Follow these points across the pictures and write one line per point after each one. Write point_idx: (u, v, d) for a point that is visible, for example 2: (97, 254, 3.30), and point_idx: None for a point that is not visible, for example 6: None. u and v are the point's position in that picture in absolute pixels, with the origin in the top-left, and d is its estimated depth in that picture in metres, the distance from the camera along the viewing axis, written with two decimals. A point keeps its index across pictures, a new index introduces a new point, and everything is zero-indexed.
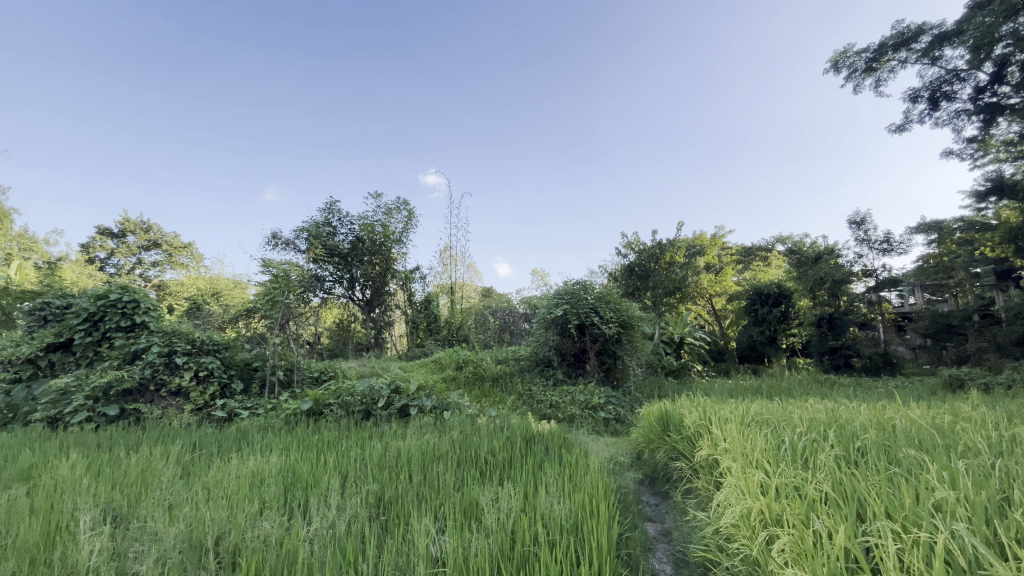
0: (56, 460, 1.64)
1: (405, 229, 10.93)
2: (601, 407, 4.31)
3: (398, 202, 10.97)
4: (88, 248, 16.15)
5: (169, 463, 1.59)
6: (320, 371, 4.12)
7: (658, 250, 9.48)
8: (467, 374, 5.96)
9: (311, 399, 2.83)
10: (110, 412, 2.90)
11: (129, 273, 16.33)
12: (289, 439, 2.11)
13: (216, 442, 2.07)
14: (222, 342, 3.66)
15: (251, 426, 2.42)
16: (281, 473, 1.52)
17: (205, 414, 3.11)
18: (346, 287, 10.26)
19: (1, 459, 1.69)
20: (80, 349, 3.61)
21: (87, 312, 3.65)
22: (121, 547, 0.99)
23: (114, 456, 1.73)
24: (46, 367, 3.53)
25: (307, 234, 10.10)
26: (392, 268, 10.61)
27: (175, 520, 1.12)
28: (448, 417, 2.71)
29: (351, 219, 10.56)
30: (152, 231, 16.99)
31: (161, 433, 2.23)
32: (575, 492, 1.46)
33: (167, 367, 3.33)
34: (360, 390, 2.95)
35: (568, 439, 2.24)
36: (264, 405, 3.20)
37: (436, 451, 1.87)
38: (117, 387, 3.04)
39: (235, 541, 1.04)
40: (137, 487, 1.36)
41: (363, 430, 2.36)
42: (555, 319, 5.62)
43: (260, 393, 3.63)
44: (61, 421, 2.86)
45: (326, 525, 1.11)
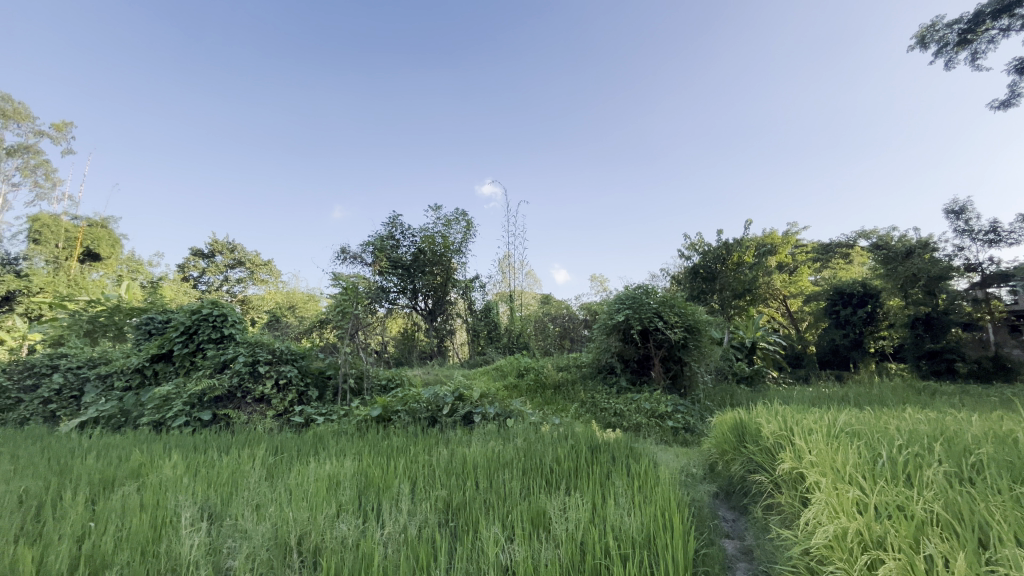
0: (161, 460, 1.81)
1: (464, 239, 11.20)
2: (668, 416, 4.14)
3: (457, 212, 11.27)
4: (184, 268, 17.84)
5: (256, 466, 1.71)
6: (388, 378, 4.28)
7: (724, 250, 9.06)
8: (529, 382, 5.97)
9: (381, 405, 2.94)
10: (204, 417, 3.17)
11: (218, 290, 17.88)
12: (361, 445, 2.21)
13: (296, 446, 2.20)
14: (299, 351, 3.91)
15: (326, 432, 2.56)
16: (356, 477, 1.59)
17: (285, 420, 3.33)
18: (409, 298, 10.67)
19: (116, 458, 1.90)
20: (178, 359, 3.98)
21: (183, 325, 4.03)
22: (216, 542, 1.07)
23: (209, 458, 1.89)
24: (151, 375, 3.93)
25: (372, 247, 10.63)
26: (452, 277, 10.88)
27: (262, 519, 1.19)
28: (510, 424, 2.71)
29: (413, 232, 11.00)
30: (237, 250, 18.50)
31: (248, 438, 2.40)
32: (645, 504, 1.40)
33: (251, 375, 3.59)
34: (426, 397, 3.03)
35: (635, 449, 2.16)
36: (337, 412, 3.37)
37: (501, 458, 1.88)
38: (209, 394, 3.33)
39: (316, 541, 1.09)
40: (229, 486, 1.47)
41: (430, 436, 2.43)
42: (617, 324, 5.51)
43: (333, 400, 3.83)
44: (164, 424, 3.17)
45: (398, 529, 1.14)
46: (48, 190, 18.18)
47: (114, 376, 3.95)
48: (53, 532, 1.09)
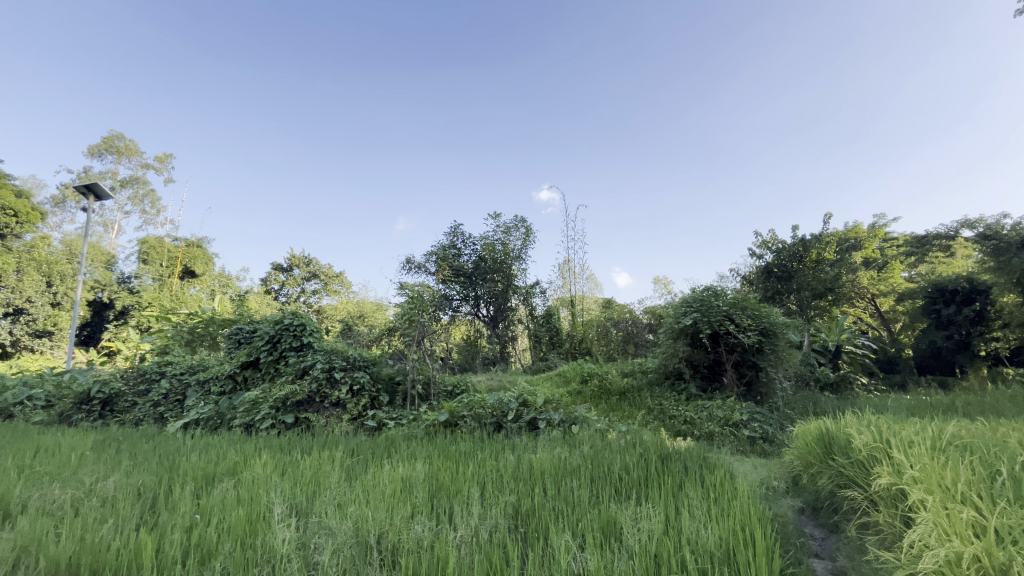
0: (252, 459, 1.97)
1: (523, 246, 11.31)
2: (744, 424, 3.91)
3: (516, 219, 11.42)
4: (267, 281, 19.36)
5: (336, 466, 1.82)
6: (453, 384, 4.39)
7: (801, 248, 8.48)
8: (593, 388, 5.88)
9: (448, 410, 3.03)
10: (288, 419, 3.41)
11: (297, 301, 19.21)
12: (431, 449, 2.27)
13: (370, 448, 2.31)
14: (370, 358, 4.11)
15: (397, 435, 2.67)
16: (427, 479, 1.65)
17: (359, 423, 3.51)
18: (471, 305, 10.95)
19: (214, 456, 2.08)
20: (264, 366, 4.32)
21: (268, 335, 4.37)
22: (305, 536, 1.15)
23: (293, 458, 2.02)
24: (241, 381, 4.29)
25: (436, 257, 11.05)
26: (513, 284, 11.02)
27: (345, 516, 1.26)
28: (575, 431, 2.68)
29: (474, 240, 11.30)
30: (312, 264, 19.82)
31: (327, 440, 2.55)
32: (723, 517, 1.34)
33: (328, 380, 3.82)
34: (491, 403, 3.07)
35: (709, 459, 2.06)
36: (407, 416, 3.50)
37: (569, 465, 1.86)
38: (292, 398, 3.58)
39: (393, 541, 1.13)
40: (313, 485, 1.57)
41: (496, 441, 2.46)
42: (684, 328, 5.31)
43: (403, 405, 3.99)
44: (253, 426, 3.44)
45: (471, 533, 1.16)
46: (154, 216, 20.50)
47: (211, 382, 4.35)
48: (167, 521, 1.21)
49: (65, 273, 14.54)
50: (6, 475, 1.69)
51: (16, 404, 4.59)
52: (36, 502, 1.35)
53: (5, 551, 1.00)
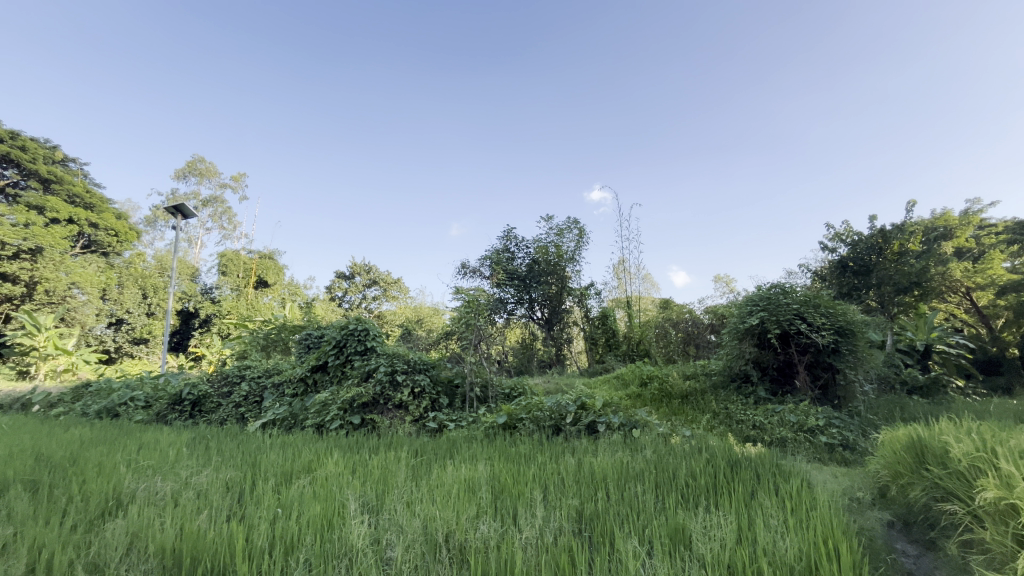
0: (325, 458, 2.08)
1: (577, 247, 11.23)
2: (821, 430, 3.66)
3: (569, 221, 11.37)
4: (331, 289, 20.41)
5: (402, 466, 1.88)
6: (511, 387, 4.42)
7: (880, 239, 7.83)
8: (653, 391, 5.72)
9: (506, 413, 3.06)
10: (354, 420, 3.57)
11: (359, 307, 20.11)
12: (491, 451, 2.31)
13: (433, 449, 2.38)
14: (430, 362, 4.24)
15: (458, 436, 2.73)
16: (490, 481, 1.67)
17: (421, 425, 3.61)
18: (526, 308, 11.00)
19: (290, 455, 2.22)
20: (332, 369, 4.55)
21: (335, 340, 4.61)
22: (378, 531, 1.20)
23: (362, 457, 2.12)
24: (312, 383, 4.54)
25: (490, 261, 11.25)
26: (567, 286, 10.97)
27: (412, 515, 1.31)
28: (637, 435, 2.62)
29: (527, 244, 11.41)
30: (372, 271, 20.67)
31: (392, 440, 2.65)
32: (802, 528, 1.26)
33: (391, 383, 3.98)
34: (548, 406, 3.07)
35: (782, 466, 1.95)
36: (466, 418, 3.58)
37: (631, 469, 1.83)
38: (358, 400, 3.75)
39: (460, 540, 1.16)
40: (381, 484, 1.64)
41: (555, 444, 2.45)
42: (750, 328, 5.06)
43: (462, 407, 4.07)
44: (324, 425, 3.63)
45: (536, 534, 1.16)
46: (231, 231, 22.21)
47: (284, 385, 4.64)
48: (254, 514, 1.31)
49: (157, 285, 16.04)
50: (116, 468, 1.89)
51: (121, 405, 5.11)
52: (143, 493, 1.50)
53: (120, 536, 1.12)
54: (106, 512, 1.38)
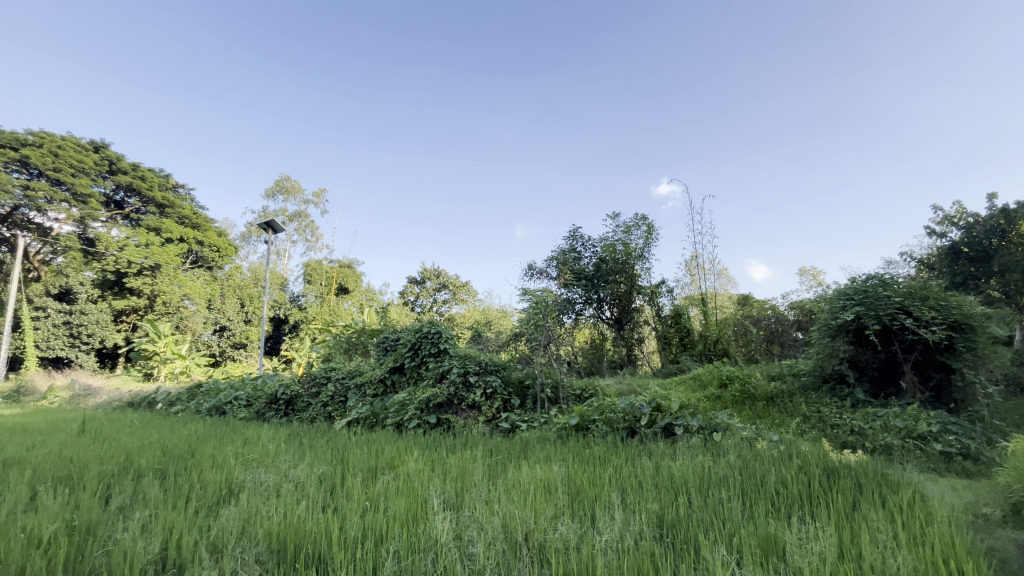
0: (406, 456, 2.18)
1: (646, 244, 10.91)
2: (934, 437, 3.27)
3: (637, 217, 11.11)
4: (405, 294, 21.41)
5: (478, 465, 1.93)
6: (582, 388, 4.38)
7: (1002, 220, 6.95)
8: (734, 393, 5.42)
9: (578, 414, 3.04)
10: (430, 420, 3.71)
11: (430, 310, 20.91)
12: (565, 452, 2.30)
13: (507, 449, 2.41)
14: (500, 363, 4.30)
15: (531, 437, 2.74)
16: (565, 482, 1.67)
17: (494, 425, 3.67)
18: (594, 308, 10.91)
19: (373, 452, 2.34)
20: (408, 370, 4.74)
21: (410, 343, 4.81)
22: (459, 528, 1.24)
23: (439, 456, 2.19)
24: (390, 384, 4.78)
25: (557, 261, 11.27)
26: (637, 285, 10.72)
27: (491, 513, 1.33)
28: (718, 438, 2.49)
29: (594, 243, 11.30)
30: (442, 275, 21.38)
31: (467, 440, 2.71)
32: (917, 545, 1.13)
33: (464, 384, 4.09)
34: (622, 407, 3.00)
35: (889, 476, 1.76)
36: (539, 419, 3.59)
37: (714, 474, 1.75)
38: (433, 400, 3.89)
39: (540, 540, 1.16)
40: (460, 482, 1.70)
41: (631, 447, 2.40)
42: (844, 325, 4.65)
43: (533, 408, 4.10)
44: (403, 424, 3.79)
45: (617, 538, 1.14)
46: (315, 243, 23.95)
47: (366, 385, 4.91)
48: (345, 507, 1.40)
49: (253, 295, 17.63)
50: (227, 460, 2.11)
51: (226, 403, 5.68)
52: (250, 483, 1.65)
53: (234, 522, 1.24)
54: (221, 499, 1.54)
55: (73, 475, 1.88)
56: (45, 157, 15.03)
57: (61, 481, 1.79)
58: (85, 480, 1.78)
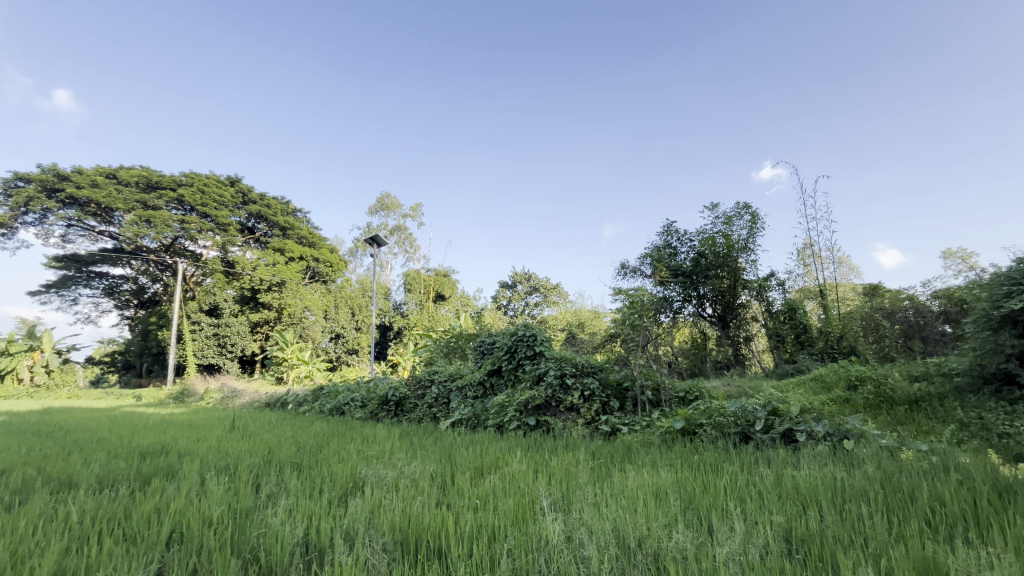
0: (510, 456, 2.23)
1: (750, 234, 10.12)
2: None
3: (738, 206, 10.36)
4: (498, 298, 22.08)
5: (582, 468, 1.91)
6: (685, 390, 4.15)
7: None
8: (867, 395, 4.82)
9: (683, 418, 2.90)
10: (530, 422, 3.78)
11: (523, 313, 21.30)
12: (671, 456, 2.20)
13: (609, 453, 2.37)
14: (597, 365, 4.23)
15: (634, 441, 2.66)
16: (676, 488, 1.60)
17: (594, 428, 3.64)
18: (695, 305, 10.46)
19: (478, 452, 2.43)
20: (506, 373, 4.84)
21: (506, 346, 4.90)
22: (569, 529, 1.24)
23: (540, 458, 2.21)
24: (489, 387, 4.93)
25: (651, 259, 11.00)
26: (742, 279, 10.00)
27: (602, 517, 1.31)
28: (850, 446, 2.23)
29: (690, 236, 10.77)
30: (532, 278, 21.66)
31: (568, 443, 2.71)
32: None
33: (561, 386, 4.09)
34: (733, 411, 2.79)
35: None
36: (640, 422, 3.48)
37: (849, 487, 1.56)
38: (532, 402, 3.96)
39: (655, 547, 1.13)
40: (566, 484, 1.69)
41: (746, 454, 2.23)
42: (1011, 315, 3.94)
43: (634, 410, 3.98)
44: (503, 425, 3.92)
45: (740, 551, 1.07)
46: (414, 253, 25.53)
47: (466, 387, 5.11)
48: (459, 503, 1.47)
49: (361, 304, 19.17)
50: (351, 456, 2.31)
51: (345, 404, 6.24)
52: (371, 478, 1.79)
53: (362, 514, 1.36)
54: (348, 491, 1.70)
55: (229, 466, 2.19)
56: (195, 194, 17.67)
57: (222, 471, 2.09)
58: (240, 470, 2.06)
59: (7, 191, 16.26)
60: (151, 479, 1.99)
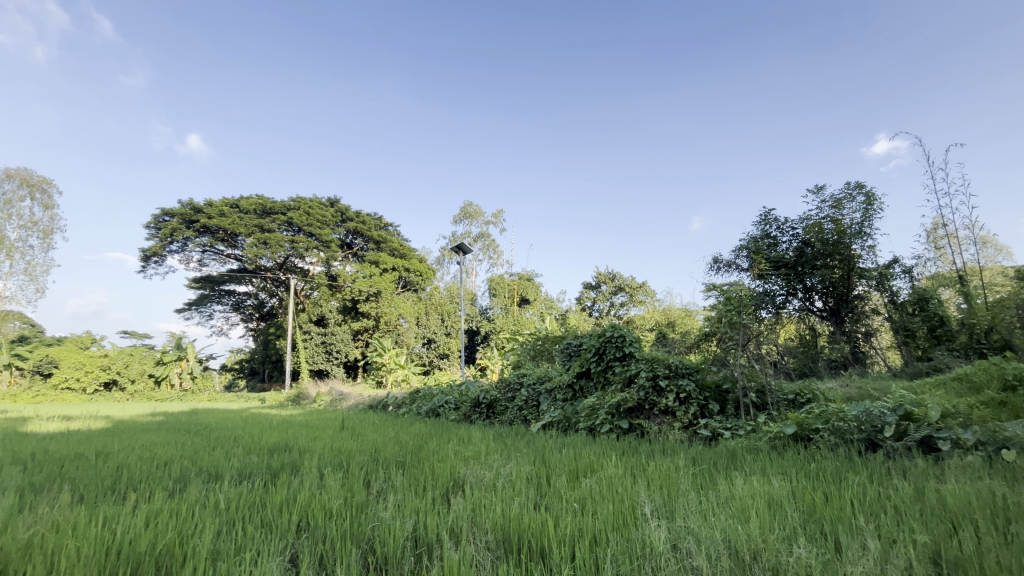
0: (605, 459, 2.20)
1: (864, 217, 9.12)
2: None
3: (849, 187, 9.36)
4: (582, 300, 21.91)
5: (683, 474, 1.83)
6: (795, 392, 3.81)
7: None
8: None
9: (795, 422, 2.68)
10: (623, 425, 3.72)
11: (608, 314, 20.89)
12: (783, 464, 2.03)
13: (712, 459, 2.24)
14: (692, 365, 4.00)
15: (738, 447, 2.50)
16: (793, 499, 1.47)
17: (692, 432, 3.49)
18: (802, 299, 9.75)
19: (571, 455, 2.41)
20: (595, 375, 4.75)
21: (594, 347, 4.78)
22: (674, 537, 1.19)
23: (635, 462, 2.14)
24: (579, 390, 4.89)
25: (748, 251, 10.47)
26: (858, 268, 9.06)
27: (710, 526, 1.25)
28: (1012, 458, 1.89)
29: (792, 224, 9.99)
30: (616, 278, 21.18)
31: (667, 447, 2.61)
32: None
33: (654, 389, 3.93)
34: (855, 415, 2.50)
35: None
36: (744, 427, 3.26)
37: (1015, 505, 1.33)
38: (624, 405, 3.88)
39: (773, 561, 1.04)
40: (668, 490, 1.63)
41: (875, 463, 1.98)
42: None
43: (736, 414, 3.73)
44: (596, 428, 3.90)
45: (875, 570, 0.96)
46: (497, 259, 26.12)
47: (556, 390, 5.14)
48: (558, 506, 1.47)
49: (450, 311, 19.96)
50: (449, 457, 2.41)
51: (439, 406, 6.54)
52: (470, 478, 1.86)
53: (467, 512, 1.41)
54: (450, 489, 1.78)
55: (344, 463, 2.39)
56: (302, 217, 19.57)
57: (337, 467, 2.29)
58: (353, 467, 2.24)
59: (157, 225, 19.12)
60: (279, 473, 2.24)
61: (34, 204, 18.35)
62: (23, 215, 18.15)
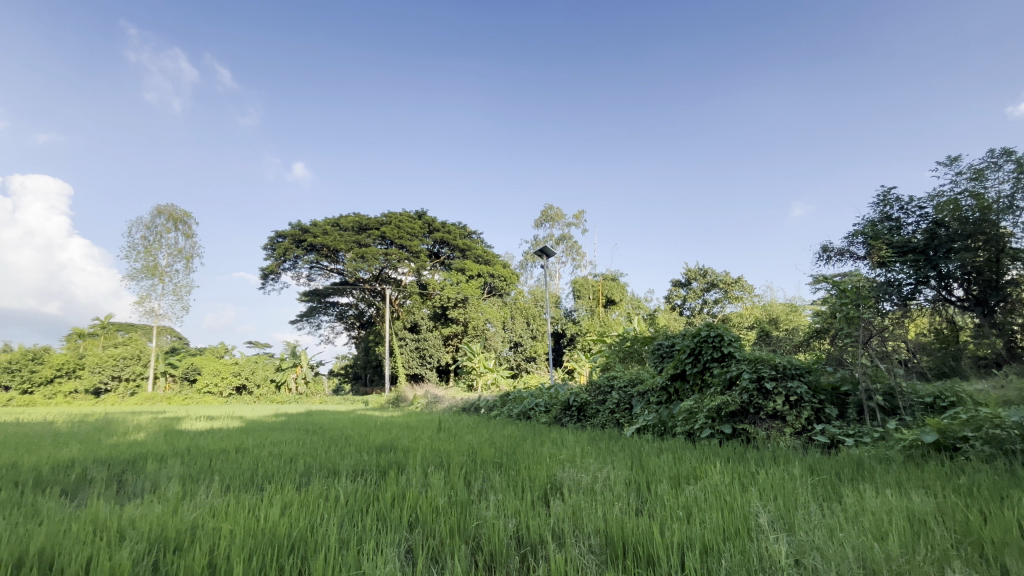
0: (708, 466, 2.08)
1: (1014, 188, 7.79)
2: None
3: (991, 154, 8.05)
4: (671, 298, 21.00)
5: (800, 484, 1.68)
6: (934, 395, 3.32)
7: None
8: None
9: (935, 429, 2.34)
10: (726, 430, 3.50)
11: (701, 312, 19.82)
12: (924, 476, 1.78)
13: (833, 468, 2.03)
14: (804, 365, 3.63)
15: (864, 456, 2.23)
16: (941, 517, 1.29)
17: (807, 439, 3.19)
18: (935, 287, 8.56)
19: (670, 460, 2.32)
20: (691, 377, 4.50)
21: (687, 348, 4.51)
22: (796, 551, 1.11)
23: (741, 469, 2.00)
24: (674, 392, 4.68)
25: (864, 237, 9.41)
26: (1010, 248, 7.73)
27: (838, 541, 1.14)
28: None
29: (918, 203, 8.82)
30: (708, 274, 20.01)
31: (778, 454, 2.40)
32: None
33: (760, 391, 3.65)
34: (1015, 421, 2.13)
35: None
36: (870, 434, 2.91)
37: None
38: (725, 409, 3.63)
39: None
40: (784, 500, 1.51)
41: None
42: None
43: (860, 419, 3.34)
44: (695, 433, 3.70)
45: None
46: (581, 260, 25.87)
47: (649, 393, 4.97)
48: (663, 513, 1.42)
49: (535, 314, 20.13)
50: (544, 459, 2.42)
51: (530, 409, 6.61)
52: (567, 481, 1.86)
53: (567, 516, 1.41)
54: (549, 491, 1.80)
55: (444, 463, 2.51)
56: (394, 230, 20.94)
57: (438, 467, 2.41)
58: (452, 467, 2.35)
59: (273, 246, 21.49)
60: (387, 470, 2.41)
61: (178, 234, 21.45)
62: (171, 244, 21.31)
